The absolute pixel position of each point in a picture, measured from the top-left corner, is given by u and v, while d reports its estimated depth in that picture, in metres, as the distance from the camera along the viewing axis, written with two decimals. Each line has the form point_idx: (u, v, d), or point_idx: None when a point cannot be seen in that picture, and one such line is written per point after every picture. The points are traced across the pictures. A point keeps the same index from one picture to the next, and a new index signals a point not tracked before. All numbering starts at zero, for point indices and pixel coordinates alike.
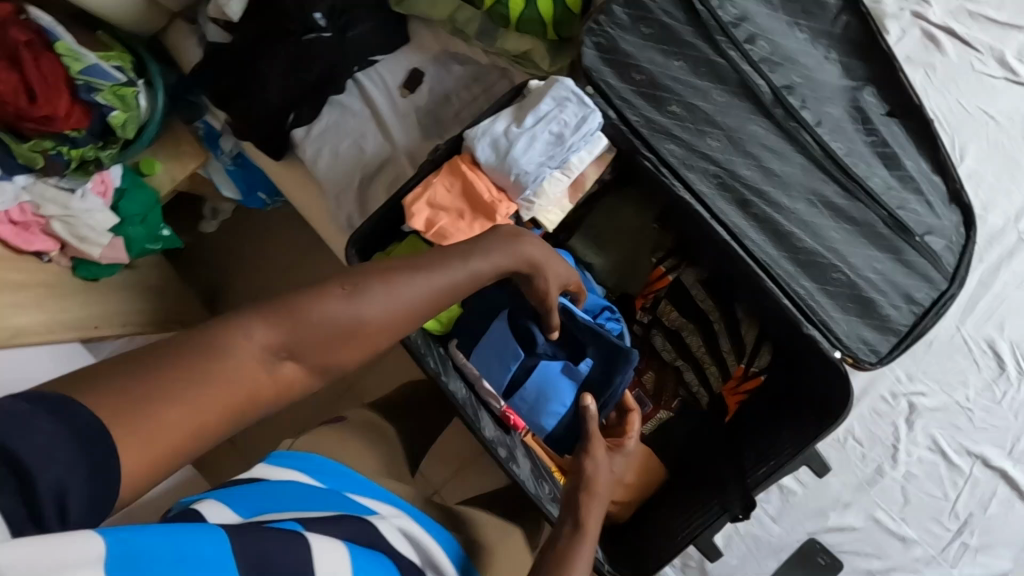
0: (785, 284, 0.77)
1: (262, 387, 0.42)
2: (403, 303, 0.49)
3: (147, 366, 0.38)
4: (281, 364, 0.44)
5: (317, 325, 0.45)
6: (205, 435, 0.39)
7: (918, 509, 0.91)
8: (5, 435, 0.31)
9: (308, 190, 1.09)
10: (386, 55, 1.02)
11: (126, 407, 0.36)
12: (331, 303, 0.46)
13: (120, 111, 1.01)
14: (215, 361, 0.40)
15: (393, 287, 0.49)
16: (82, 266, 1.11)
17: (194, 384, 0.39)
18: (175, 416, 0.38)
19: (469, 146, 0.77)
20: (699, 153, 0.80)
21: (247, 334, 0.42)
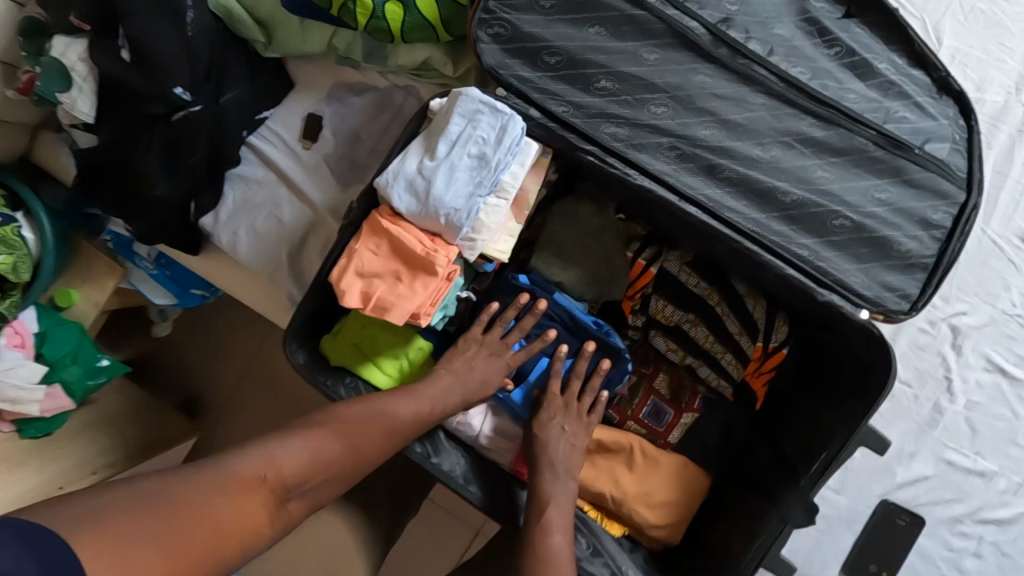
0: (783, 248, 0.67)
1: (255, 523, 0.50)
2: (358, 446, 0.59)
3: (152, 497, 0.46)
4: (272, 502, 0.52)
5: (303, 466, 0.55)
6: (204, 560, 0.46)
7: (991, 437, 0.81)
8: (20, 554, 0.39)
9: (240, 277, 0.98)
10: (276, 108, 0.90)
11: (124, 536, 0.43)
12: (309, 445, 0.56)
13: (6, 255, 0.89)
14: (212, 498, 0.48)
15: (350, 430, 0.59)
16: (27, 426, 1.01)
17: (195, 507, 0.47)
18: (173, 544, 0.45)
19: (384, 197, 0.65)
20: (646, 127, 0.68)
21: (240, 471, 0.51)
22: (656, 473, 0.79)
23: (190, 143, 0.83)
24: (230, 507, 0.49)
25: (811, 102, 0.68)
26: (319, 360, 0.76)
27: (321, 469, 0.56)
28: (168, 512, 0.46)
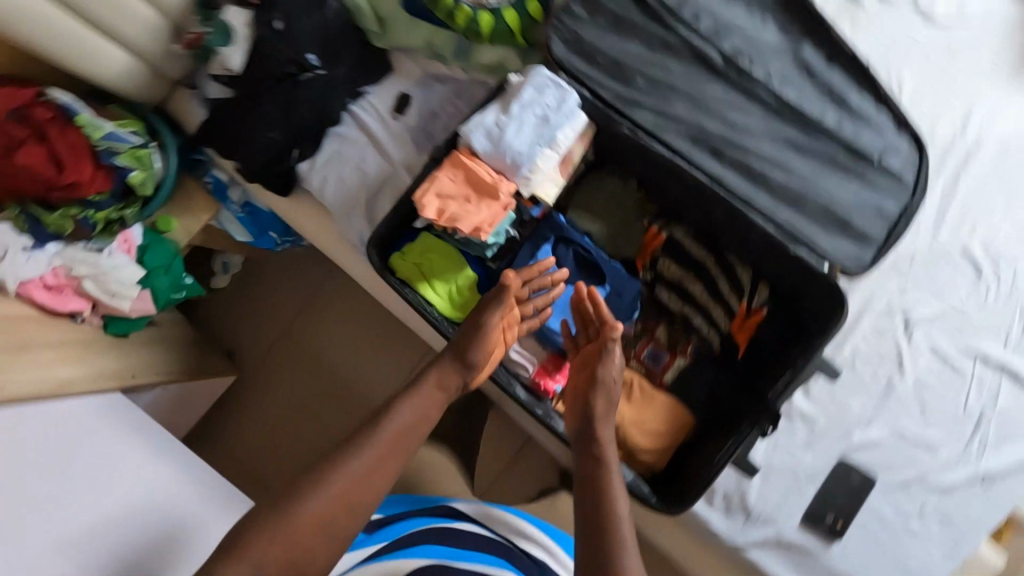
0: (770, 214, 0.86)
1: (324, 526, 0.66)
2: (383, 447, 0.71)
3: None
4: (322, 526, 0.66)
5: (342, 484, 0.68)
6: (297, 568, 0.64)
7: (937, 414, 0.95)
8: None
9: (318, 219, 1.17)
10: (374, 86, 1.12)
11: None
12: (348, 466, 0.69)
13: (139, 171, 1.10)
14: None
15: (374, 442, 0.71)
16: (113, 322, 1.17)
17: None
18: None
19: (466, 139, 0.86)
20: (670, 116, 0.89)
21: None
22: (650, 405, 0.94)
23: (307, 100, 1.06)
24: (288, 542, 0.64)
25: (796, 115, 0.90)
26: (388, 270, 0.94)
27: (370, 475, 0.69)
28: (274, 557, 0.63)
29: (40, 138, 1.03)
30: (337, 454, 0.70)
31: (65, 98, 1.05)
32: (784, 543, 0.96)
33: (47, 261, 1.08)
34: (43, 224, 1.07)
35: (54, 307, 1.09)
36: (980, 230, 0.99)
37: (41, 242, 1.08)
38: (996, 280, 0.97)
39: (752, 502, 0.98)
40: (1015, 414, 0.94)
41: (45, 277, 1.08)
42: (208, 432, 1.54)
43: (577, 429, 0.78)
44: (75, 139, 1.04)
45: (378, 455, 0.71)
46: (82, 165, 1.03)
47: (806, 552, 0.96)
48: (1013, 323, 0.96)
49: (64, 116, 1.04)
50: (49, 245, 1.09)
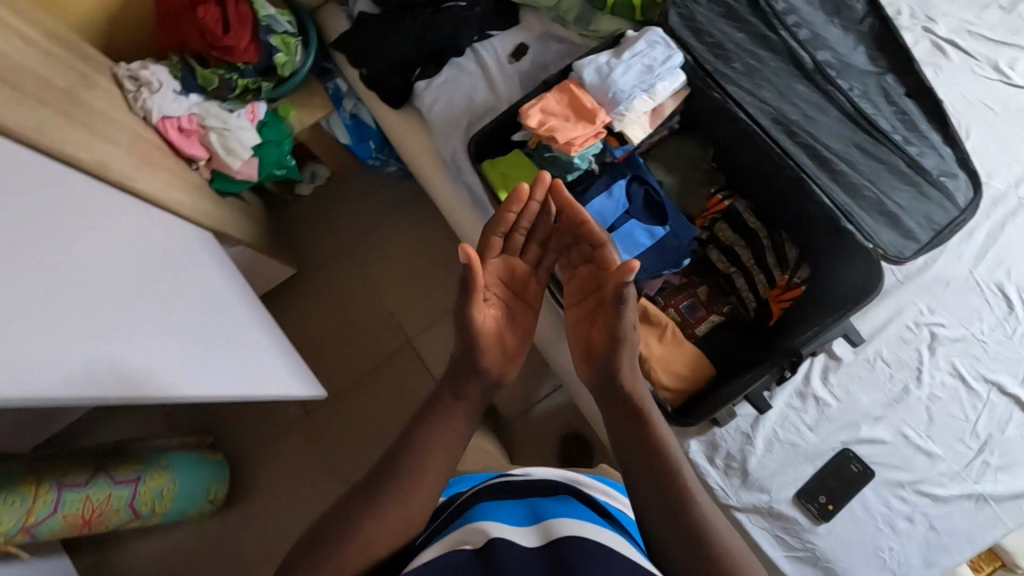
0: (829, 191, 0.95)
1: (400, 510, 0.74)
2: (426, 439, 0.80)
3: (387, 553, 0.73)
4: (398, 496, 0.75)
5: (394, 478, 0.76)
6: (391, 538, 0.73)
7: (943, 428, 1.01)
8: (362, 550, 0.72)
9: (418, 135, 1.32)
10: (499, 32, 1.27)
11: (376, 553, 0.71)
12: (397, 468, 0.76)
13: (284, 54, 1.27)
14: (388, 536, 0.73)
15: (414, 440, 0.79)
16: (219, 179, 1.32)
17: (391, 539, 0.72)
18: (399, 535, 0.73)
19: (578, 72, 0.99)
20: (756, 97, 1.01)
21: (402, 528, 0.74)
22: (678, 349, 1.01)
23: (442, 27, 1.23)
24: (369, 526, 0.72)
25: (866, 124, 1.00)
26: (480, 172, 1.05)
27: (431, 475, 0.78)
28: (358, 557, 0.70)
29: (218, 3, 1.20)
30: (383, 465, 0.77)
31: None
32: (773, 512, 1.01)
33: (186, 106, 1.24)
34: (195, 75, 1.24)
35: (180, 148, 1.23)
36: (1017, 274, 1.05)
37: (187, 91, 1.24)
38: None
39: (751, 467, 1.02)
40: (1015, 446, 0.99)
41: (181, 119, 1.23)
42: None
43: (602, 374, 0.86)
44: (244, 12, 1.22)
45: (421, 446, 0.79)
46: (243, 35, 1.21)
47: (790, 525, 1.00)
48: None
49: None
50: (192, 95, 1.25)
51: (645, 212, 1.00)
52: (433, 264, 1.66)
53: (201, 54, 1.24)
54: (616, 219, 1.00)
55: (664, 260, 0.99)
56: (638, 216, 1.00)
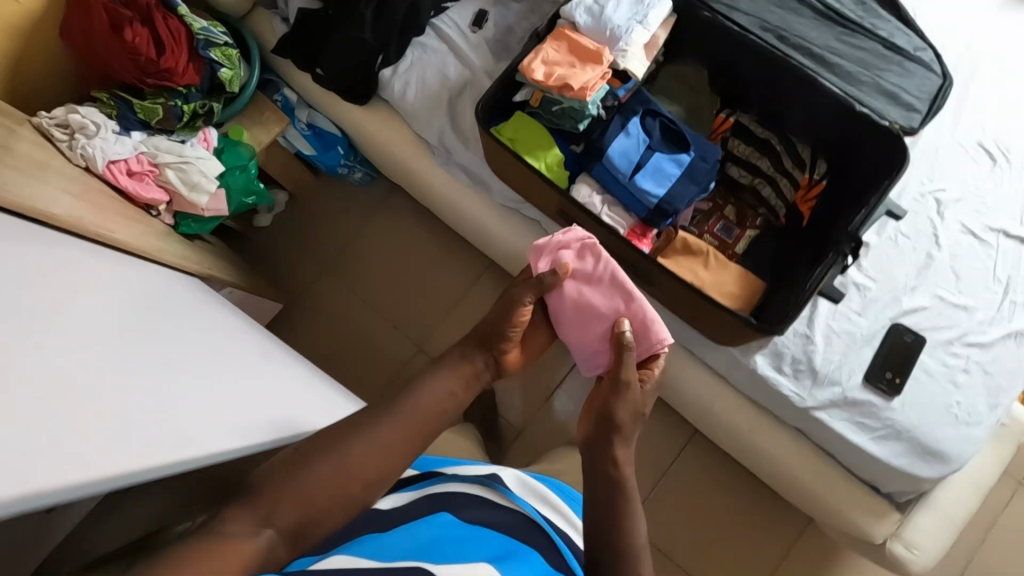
0: (883, 111, 0.96)
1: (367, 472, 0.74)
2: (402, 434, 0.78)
3: (327, 482, 0.71)
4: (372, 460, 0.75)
5: (388, 454, 0.76)
6: (357, 490, 0.73)
7: (970, 282, 1.08)
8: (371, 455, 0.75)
9: (398, 129, 1.23)
10: (454, 4, 1.22)
11: (354, 440, 0.76)
12: (387, 437, 0.77)
13: (228, 69, 1.13)
14: (343, 462, 0.73)
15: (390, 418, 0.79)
16: (184, 221, 1.18)
17: (341, 469, 0.73)
18: (365, 454, 0.75)
19: (569, 18, 0.96)
20: (738, 10, 1.02)
21: (370, 450, 0.75)
22: (726, 272, 1.03)
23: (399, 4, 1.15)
24: (321, 485, 0.71)
25: (837, 17, 1.06)
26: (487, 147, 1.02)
27: (391, 424, 0.78)
28: (295, 514, 0.68)
29: (144, 21, 1.05)
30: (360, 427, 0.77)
31: None
32: (849, 401, 1.04)
33: (131, 146, 1.09)
34: (134, 110, 1.09)
35: (136, 193, 1.09)
36: (990, 128, 1.13)
37: (127, 129, 1.09)
38: (1008, 170, 1.12)
39: (820, 367, 1.05)
40: None
41: (129, 162, 1.08)
42: None
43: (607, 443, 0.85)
44: (176, 27, 1.07)
45: (389, 438, 0.77)
46: (179, 54, 1.07)
47: (897, 429, 1.03)
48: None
49: (165, 6, 1.07)
50: (134, 132, 1.10)
51: (650, 149, 0.99)
52: (420, 260, 1.56)
53: (134, 85, 1.09)
54: (638, 155, 0.98)
55: (690, 181, 0.98)
56: (660, 139, 0.99)
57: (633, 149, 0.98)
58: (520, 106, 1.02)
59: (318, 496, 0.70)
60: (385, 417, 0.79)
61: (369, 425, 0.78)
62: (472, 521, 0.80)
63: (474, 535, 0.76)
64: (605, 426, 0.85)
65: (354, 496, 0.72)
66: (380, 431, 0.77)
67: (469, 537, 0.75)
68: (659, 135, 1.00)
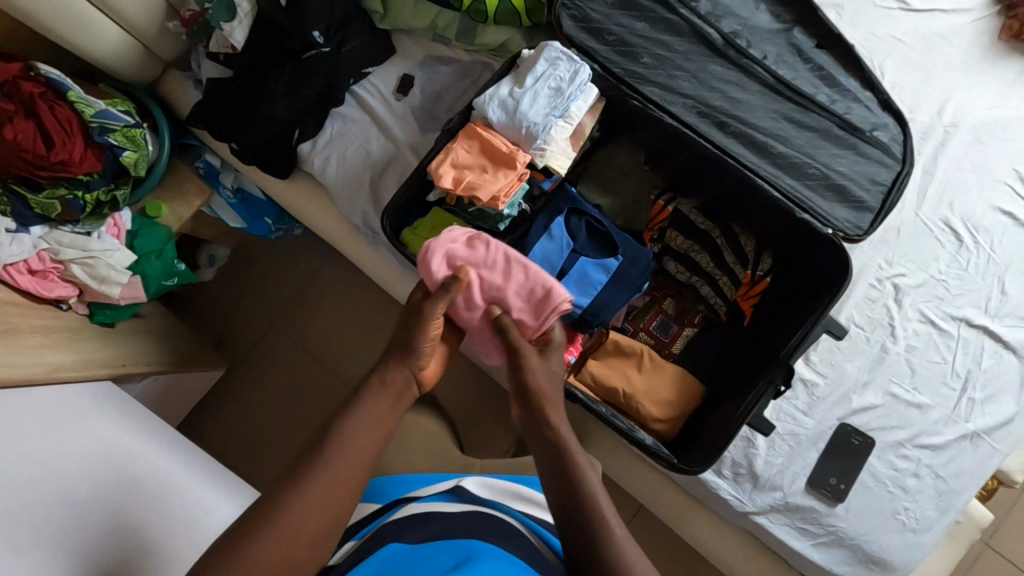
0: (827, 214, 0.88)
1: (314, 521, 0.65)
2: (340, 467, 0.69)
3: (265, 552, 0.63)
4: (314, 510, 0.66)
5: (329, 501, 0.67)
6: (301, 554, 0.64)
7: (926, 377, 1.01)
8: (309, 506, 0.65)
9: (323, 204, 1.15)
10: (377, 68, 1.12)
11: (288, 492, 0.66)
12: (326, 482, 0.67)
13: (131, 151, 1.05)
14: (279, 524, 0.64)
15: (327, 456, 0.69)
16: (99, 310, 1.12)
17: (275, 534, 0.63)
18: (304, 507, 0.65)
19: (481, 111, 0.87)
20: (675, 92, 0.93)
21: (308, 497, 0.66)
22: (660, 376, 0.95)
23: (312, 79, 1.05)
24: (263, 552, 0.62)
25: (790, 92, 0.95)
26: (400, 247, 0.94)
27: (330, 464, 0.69)
28: None
29: (29, 113, 0.98)
30: (299, 470, 0.68)
31: (53, 73, 1.00)
32: (790, 507, 0.99)
33: (31, 244, 1.03)
34: (30, 205, 1.02)
35: (40, 293, 1.03)
36: (959, 204, 1.04)
37: (25, 225, 1.03)
38: (976, 251, 1.03)
39: (761, 471, 1.00)
40: (995, 375, 1.00)
41: (30, 260, 1.03)
42: (198, 431, 1.48)
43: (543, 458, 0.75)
44: (66, 115, 0.99)
45: (331, 477, 0.68)
46: (72, 144, 0.99)
47: (840, 536, 0.98)
48: (990, 290, 1.02)
49: (52, 90, 1.00)
50: (33, 228, 1.03)
51: (574, 254, 0.91)
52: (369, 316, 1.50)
53: (28, 179, 1.01)
54: (559, 262, 0.91)
55: (617, 289, 0.91)
56: (585, 242, 0.92)
57: (555, 256, 0.90)
58: (436, 202, 0.94)
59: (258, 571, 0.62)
60: (319, 453, 0.69)
61: (300, 471, 0.68)
62: (424, 541, 0.74)
63: (434, 550, 0.72)
64: (532, 399, 0.78)
65: (304, 552, 0.64)
66: (315, 472, 0.68)
67: (429, 553, 0.72)
68: (583, 237, 0.92)
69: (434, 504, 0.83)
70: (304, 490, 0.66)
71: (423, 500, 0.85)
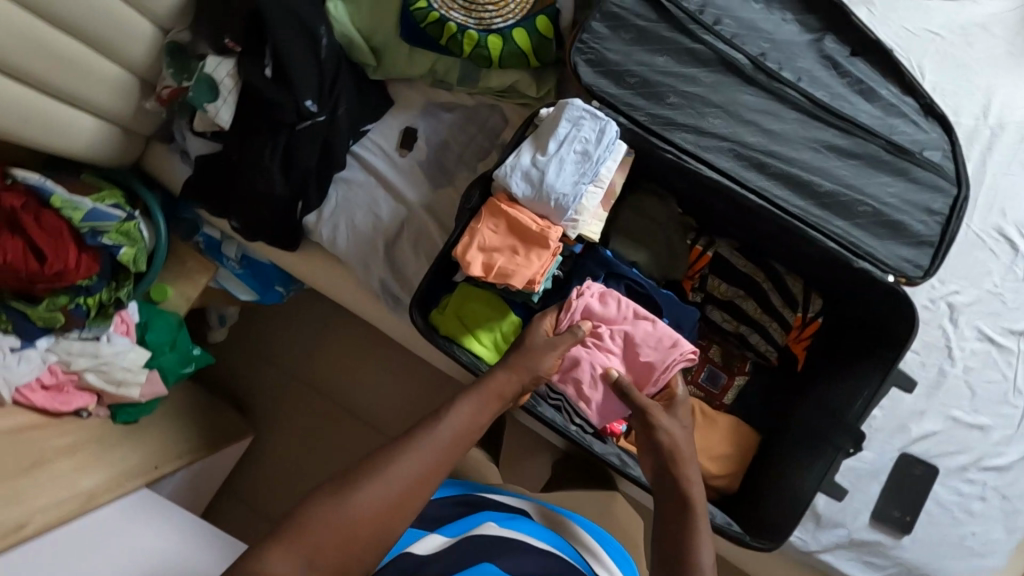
0: (884, 258, 0.81)
1: (394, 505, 0.62)
2: (432, 458, 0.65)
3: (340, 518, 0.59)
4: (395, 496, 0.62)
5: (415, 486, 0.63)
6: (373, 529, 0.60)
7: (986, 398, 0.97)
8: (393, 480, 0.63)
9: (336, 272, 1.08)
10: (376, 123, 1.03)
11: (377, 465, 0.63)
12: (417, 467, 0.64)
13: (128, 247, 0.98)
14: (360, 495, 0.61)
15: (423, 443, 0.66)
16: (121, 411, 1.06)
17: (355, 506, 0.60)
18: (389, 486, 0.62)
19: (503, 184, 0.80)
20: (707, 133, 0.84)
21: (392, 480, 0.63)
22: (714, 430, 0.91)
23: (310, 150, 0.96)
24: (342, 519, 0.59)
25: (830, 114, 0.84)
26: (430, 330, 0.88)
27: (421, 451, 0.65)
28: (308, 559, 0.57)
29: (14, 227, 0.91)
30: (388, 450, 0.65)
31: (31, 177, 0.92)
32: (855, 542, 0.97)
33: (40, 359, 0.98)
34: (31, 319, 0.96)
35: (57, 408, 0.99)
36: (1012, 211, 0.97)
37: (30, 339, 0.98)
38: None
39: (823, 509, 0.98)
40: None
41: (42, 376, 0.99)
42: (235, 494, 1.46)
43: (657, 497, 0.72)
44: (53, 223, 0.92)
45: (422, 465, 0.65)
46: (65, 252, 0.92)
47: (908, 567, 0.97)
48: None
49: (35, 197, 0.93)
50: (39, 341, 0.98)
51: None
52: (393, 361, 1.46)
53: (25, 292, 0.95)
54: None
55: None
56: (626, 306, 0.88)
57: None
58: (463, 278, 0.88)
59: (333, 538, 0.58)
60: (415, 438, 0.66)
61: (391, 451, 0.65)
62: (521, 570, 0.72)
63: None
64: (664, 457, 0.73)
65: (377, 529, 0.61)
66: (406, 456, 0.64)
67: None
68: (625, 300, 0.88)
69: (518, 532, 0.79)
70: (393, 470, 0.63)
71: (502, 523, 0.80)
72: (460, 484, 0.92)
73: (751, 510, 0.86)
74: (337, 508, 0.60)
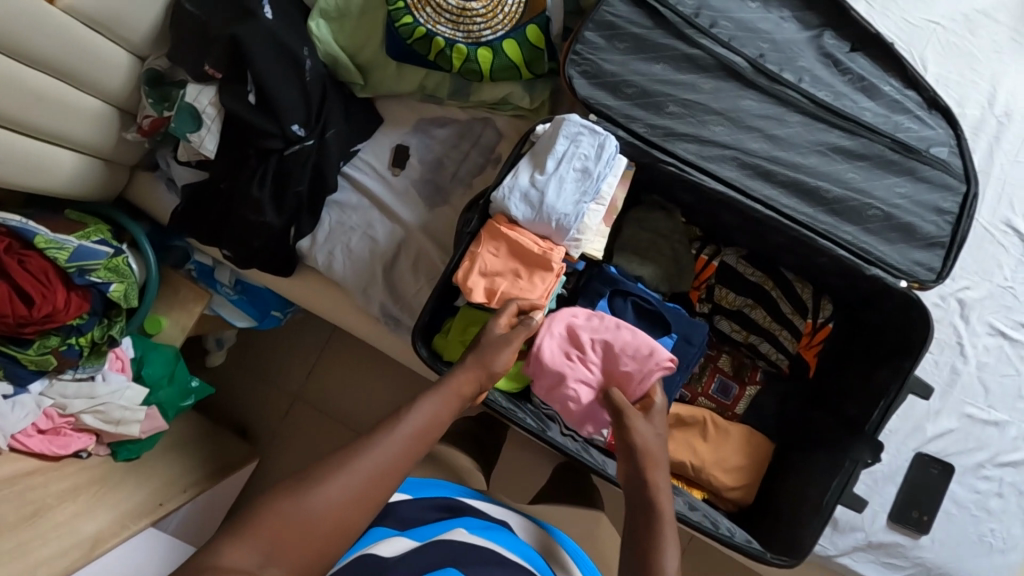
0: (892, 262, 0.80)
1: (357, 503, 0.57)
2: (398, 451, 0.61)
3: (300, 515, 0.55)
4: (359, 494, 0.58)
5: (378, 481, 0.59)
6: (333, 530, 0.56)
7: (1001, 393, 0.95)
8: (357, 475, 0.58)
9: (333, 296, 1.05)
10: (366, 142, 1.00)
11: (343, 457, 0.59)
12: (383, 463, 0.60)
13: (118, 283, 0.96)
14: (321, 491, 0.56)
15: (391, 436, 0.61)
16: (122, 449, 1.04)
17: (314, 503, 0.56)
18: (350, 483, 0.58)
19: (501, 207, 0.78)
20: (709, 142, 0.82)
21: (355, 477, 0.58)
22: (728, 441, 0.89)
23: (300, 174, 0.93)
24: (301, 513, 0.55)
25: (836, 116, 0.82)
26: (434, 357, 0.86)
27: (387, 445, 0.61)
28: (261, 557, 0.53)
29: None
30: (353, 444, 0.60)
31: (11, 218, 0.89)
32: (873, 544, 0.96)
33: (34, 403, 0.96)
34: (23, 364, 0.94)
35: (55, 452, 0.97)
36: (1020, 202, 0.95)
37: (23, 384, 0.96)
38: None
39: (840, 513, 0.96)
40: None
41: (37, 421, 0.97)
42: None
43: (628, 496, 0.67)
44: (39, 266, 0.90)
45: (389, 459, 0.60)
46: (52, 294, 0.89)
47: (928, 567, 0.96)
48: None
49: (18, 239, 0.90)
50: (33, 385, 0.96)
51: None
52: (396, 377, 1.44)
53: (14, 337, 0.92)
54: None
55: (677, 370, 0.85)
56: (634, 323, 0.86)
57: None
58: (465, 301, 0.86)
59: (291, 537, 0.54)
60: (381, 431, 0.62)
61: (354, 446, 0.60)
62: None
63: None
64: (641, 463, 0.68)
65: (338, 527, 0.56)
66: (370, 450, 0.60)
67: None
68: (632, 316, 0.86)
69: (489, 542, 0.74)
70: (356, 465, 0.59)
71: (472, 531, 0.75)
72: (439, 485, 0.87)
73: (770, 523, 0.85)
74: (296, 505, 0.55)
